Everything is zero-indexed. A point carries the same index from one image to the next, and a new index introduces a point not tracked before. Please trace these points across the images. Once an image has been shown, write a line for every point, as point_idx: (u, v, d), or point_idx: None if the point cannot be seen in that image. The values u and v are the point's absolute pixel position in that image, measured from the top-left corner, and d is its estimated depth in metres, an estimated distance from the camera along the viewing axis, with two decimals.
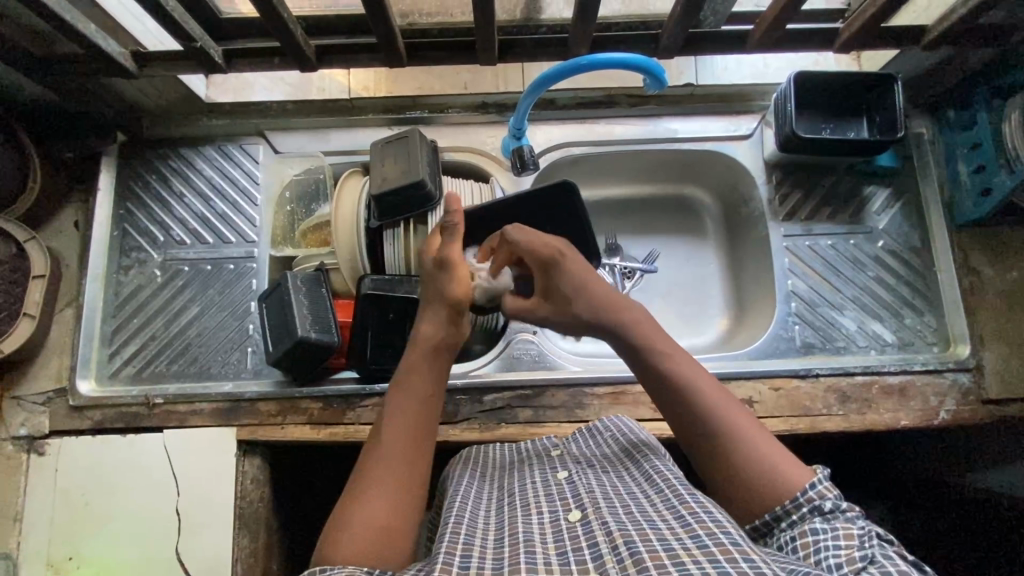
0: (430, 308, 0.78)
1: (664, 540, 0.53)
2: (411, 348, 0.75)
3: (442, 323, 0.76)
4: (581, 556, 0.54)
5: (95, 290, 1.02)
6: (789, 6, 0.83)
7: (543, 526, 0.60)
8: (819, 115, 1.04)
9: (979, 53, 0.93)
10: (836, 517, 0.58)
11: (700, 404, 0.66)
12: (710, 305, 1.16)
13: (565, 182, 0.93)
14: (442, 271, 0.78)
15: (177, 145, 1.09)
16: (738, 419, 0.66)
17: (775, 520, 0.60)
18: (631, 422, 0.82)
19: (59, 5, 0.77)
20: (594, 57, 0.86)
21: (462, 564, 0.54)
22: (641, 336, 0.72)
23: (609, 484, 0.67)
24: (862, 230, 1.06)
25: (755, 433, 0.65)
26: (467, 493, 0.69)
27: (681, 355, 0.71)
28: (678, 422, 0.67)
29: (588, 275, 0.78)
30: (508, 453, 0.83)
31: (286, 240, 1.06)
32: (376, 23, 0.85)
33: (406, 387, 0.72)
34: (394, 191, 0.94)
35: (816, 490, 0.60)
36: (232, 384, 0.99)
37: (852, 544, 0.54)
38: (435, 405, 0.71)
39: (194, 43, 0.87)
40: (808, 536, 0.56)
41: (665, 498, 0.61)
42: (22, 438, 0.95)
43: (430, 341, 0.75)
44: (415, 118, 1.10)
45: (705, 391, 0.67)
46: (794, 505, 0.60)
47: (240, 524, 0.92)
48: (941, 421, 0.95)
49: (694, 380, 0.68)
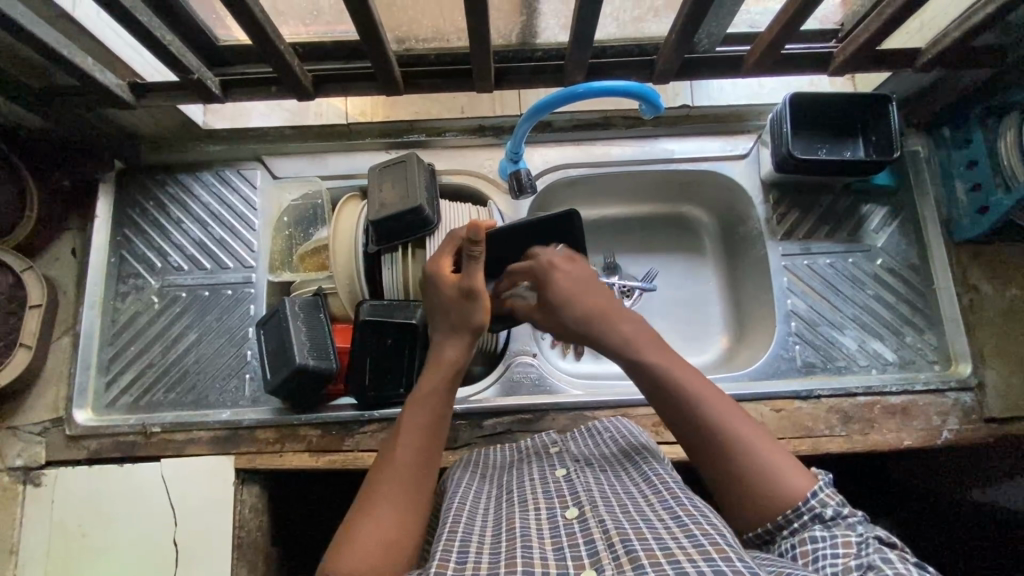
0: (452, 335, 0.78)
1: (660, 539, 0.52)
2: (429, 371, 0.76)
3: (463, 349, 0.77)
4: (576, 552, 0.53)
5: (92, 318, 1.02)
6: (784, 32, 0.83)
7: (540, 521, 0.59)
8: (815, 135, 1.04)
9: (973, 74, 0.93)
10: (837, 524, 0.57)
11: (693, 400, 0.67)
12: (711, 323, 1.16)
13: (570, 213, 0.87)
14: (468, 302, 0.78)
15: (175, 171, 1.09)
16: (730, 412, 0.66)
17: (777, 529, 0.60)
18: (630, 424, 0.82)
19: (57, 42, 0.77)
20: (591, 84, 0.87)
21: (459, 559, 0.54)
22: (632, 339, 0.74)
23: (608, 483, 0.66)
24: (859, 248, 1.06)
25: (749, 428, 0.65)
26: (465, 491, 0.69)
27: (673, 355, 0.72)
28: (673, 419, 0.68)
29: (581, 286, 0.81)
30: (506, 451, 0.82)
31: (284, 266, 1.06)
32: (374, 53, 0.85)
33: (418, 402, 0.72)
34: (393, 217, 0.94)
35: (817, 498, 0.59)
36: (231, 412, 0.98)
37: (850, 552, 0.53)
38: (446, 422, 0.72)
39: (191, 75, 0.87)
40: (807, 544, 0.56)
41: (662, 499, 0.60)
42: (17, 469, 0.94)
43: (452, 364, 0.75)
44: (413, 142, 1.10)
45: (695, 389, 0.68)
46: (795, 514, 0.59)
47: (238, 554, 0.91)
48: (944, 441, 0.95)
49: (688, 377, 0.69)
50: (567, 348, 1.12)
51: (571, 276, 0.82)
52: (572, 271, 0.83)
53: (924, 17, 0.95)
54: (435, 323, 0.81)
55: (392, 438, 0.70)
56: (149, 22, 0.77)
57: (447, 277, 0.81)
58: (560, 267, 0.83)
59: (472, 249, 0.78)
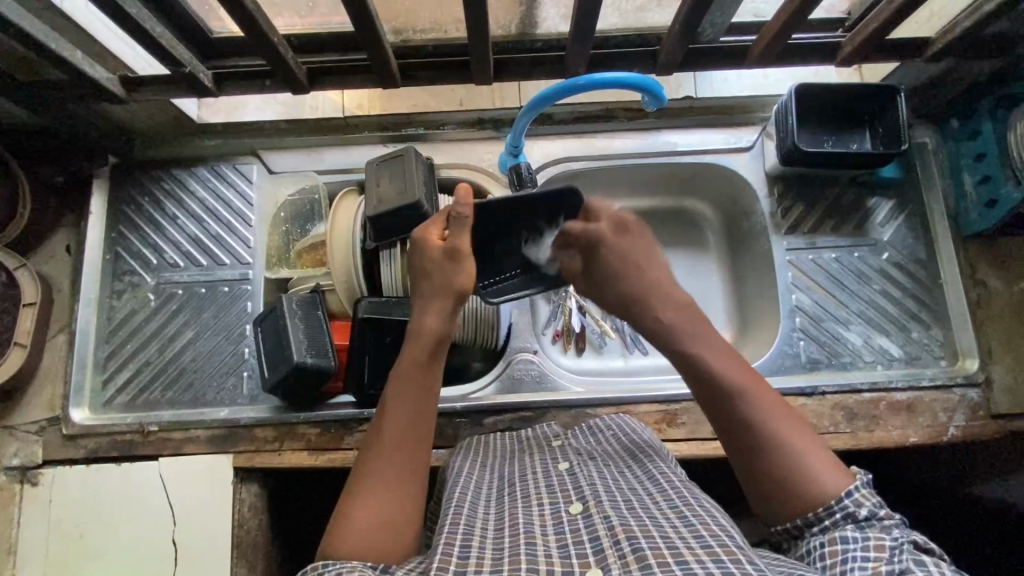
0: (432, 300, 0.74)
1: (667, 538, 0.51)
2: (411, 340, 0.72)
3: (444, 314, 0.73)
4: (581, 549, 0.52)
5: (88, 315, 1.00)
6: (792, 23, 0.81)
7: (544, 518, 0.58)
8: (820, 127, 1.03)
9: (983, 65, 0.92)
10: (872, 525, 0.56)
11: (737, 394, 0.65)
12: (714, 319, 1.14)
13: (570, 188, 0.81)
14: (453, 261, 0.74)
15: (170, 166, 1.07)
16: (772, 406, 0.65)
17: (807, 525, 0.59)
18: (632, 422, 0.81)
19: (45, 35, 0.75)
20: (592, 77, 0.84)
21: (462, 554, 0.53)
22: (678, 326, 0.72)
23: (611, 478, 0.65)
24: (866, 243, 1.05)
25: (785, 421, 0.64)
26: (467, 482, 0.68)
27: (717, 341, 0.70)
28: (712, 411, 0.67)
29: (634, 263, 0.77)
30: (506, 442, 0.82)
31: (282, 262, 1.05)
32: (370, 45, 0.83)
33: (404, 374, 0.70)
34: (390, 212, 0.92)
35: (852, 498, 0.58)
36: (229, 410, 0.97)
37: (882, 557, 0.52)
38: (434, 393, 0.70)
39: (183, 68, 0.85)
40: (836, 544, 0.55)
41: (668, 497, 0.59)
42: (14, 468, 0.93)
43: (436, 332, 0.72)
44: (412, 135, 1.09)
45: (735, 379, 0.66)
46: (827, 512, 0.58)
47: (238, 554, 0.90)
48: (950, 437, 0.94)
49: (733, 362, 0.68)
50: (568, 345, 1.11)
51: (623, 253, 0.78)
52: (631, 246, 0.78)
53: (933, 6, 0.93)
54: (417, 283, 0.76)
55: (377, 416, 0.68)
56: (138, 14, 0.75)
57: (432, 239, 0.76)
58: (609, 241, 0.78)
59: (458, 213, 0.75)
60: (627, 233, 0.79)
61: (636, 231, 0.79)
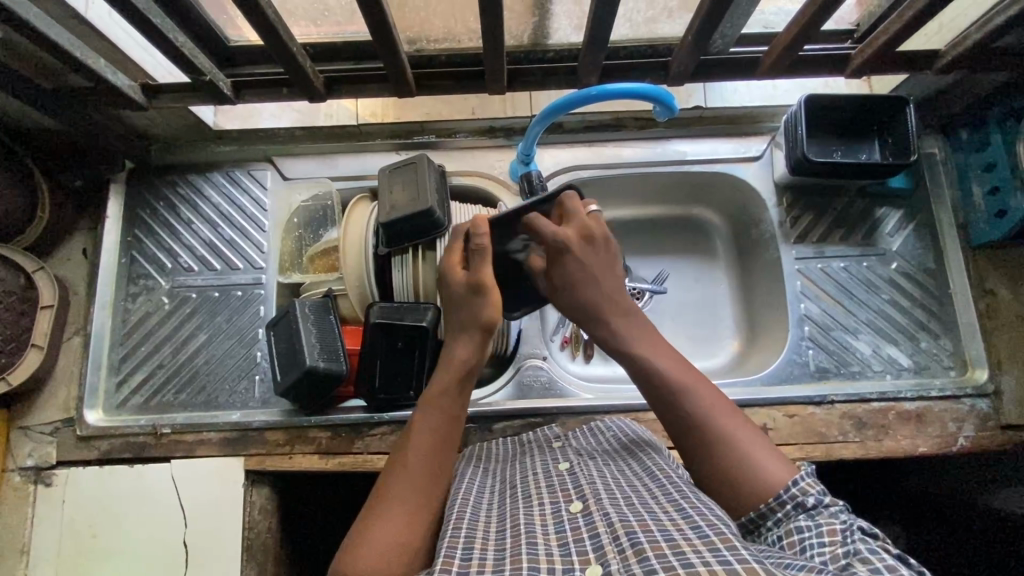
0: (462, 332, 0.77)
1: (665, 530, 0.52)
2: (443, 369, 0.74)
3: (474, 348, 0.75)
4: (581, 546, 0.53)
5: (103, 318, 1.01)
6: (800, 36, 0.83)
7: (544, 516, 0.58)
8: (832, 137, 1.04)
9: (992, 78, 0.92)
10: (819, 513, 0.56)
11: (683, 395, 0.67)
12: (722, 328, 1.15)
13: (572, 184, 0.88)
14: (478, 295, 0.77)
15: (186, 172, 1.09)
16: (720, 409, 0.66)
17: (763, 518, 0.58)
18: (635, 425, 0.80)
19: (70, 43, 0.77)
20: (604, 87, 0.86)
21: (463, 556, 0.54)
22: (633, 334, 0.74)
23: (611, 476, 0.65)
24: (875, 252, 1.05)
25: (734, 422, 0.65)
26: (470, 485, 0.68)
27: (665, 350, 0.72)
28: (664, 412, 0.68)
29: (599, 270, 0.79)
30: (509, 446, 0.82)
31: (294, 267, 1.06)
32: (386, 54, 0.85)
33: (433, 403, 0.71)
34: (403, 218, 0.93)
35: (799, 487, 0.58)
36: (241, 413, 0.98)
37: (836, 540, 0.52)
38: (459, 423, 0.71)
39: (204, 77, 0.86)
40: (793, 534, 0.55)
41: (665, 492, 0.60)
42: (29, 468, 0.95)
43: (465, 361, 0.74)
44: (422, 143, 1.10)
45: (682, 381, 0.68)
46: (779, 501, 0.58)
47: (248, 556, 0.91)
48: (959, 447, 0.94)
49: (682, 367, 0.70)
50: (577, 351, 1.12)
51: (586, 261, 0.79)
52: (596, 252, 0.80)
53: (943, 19, 0.94)
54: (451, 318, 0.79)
55: (403, 439, 0.69)
56: (161, 24, 0.77)
57: (457, 271, 0.80)
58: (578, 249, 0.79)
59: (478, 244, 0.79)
60: (593, 243, 0.80)
61: (602, 244, 0.81)
